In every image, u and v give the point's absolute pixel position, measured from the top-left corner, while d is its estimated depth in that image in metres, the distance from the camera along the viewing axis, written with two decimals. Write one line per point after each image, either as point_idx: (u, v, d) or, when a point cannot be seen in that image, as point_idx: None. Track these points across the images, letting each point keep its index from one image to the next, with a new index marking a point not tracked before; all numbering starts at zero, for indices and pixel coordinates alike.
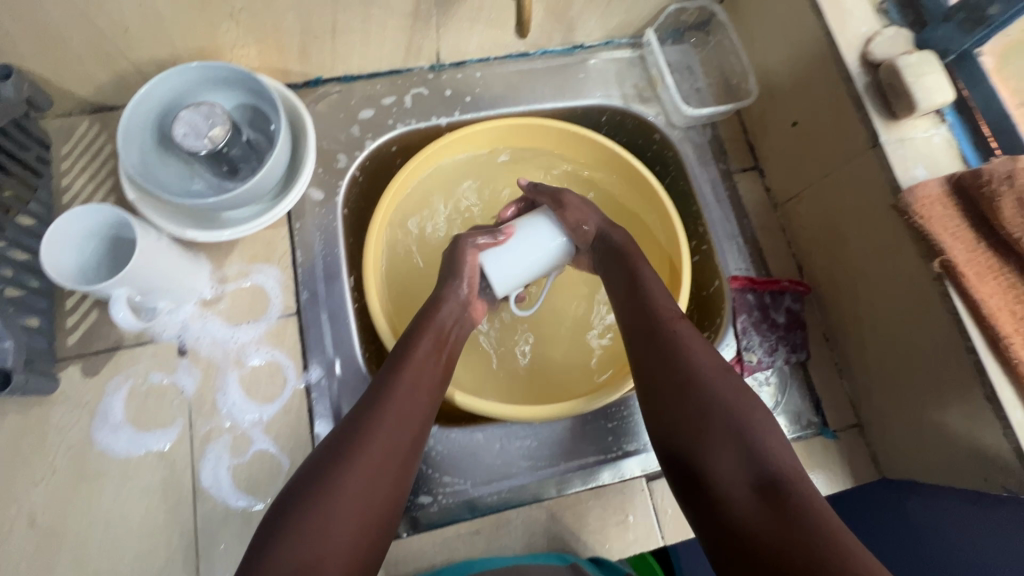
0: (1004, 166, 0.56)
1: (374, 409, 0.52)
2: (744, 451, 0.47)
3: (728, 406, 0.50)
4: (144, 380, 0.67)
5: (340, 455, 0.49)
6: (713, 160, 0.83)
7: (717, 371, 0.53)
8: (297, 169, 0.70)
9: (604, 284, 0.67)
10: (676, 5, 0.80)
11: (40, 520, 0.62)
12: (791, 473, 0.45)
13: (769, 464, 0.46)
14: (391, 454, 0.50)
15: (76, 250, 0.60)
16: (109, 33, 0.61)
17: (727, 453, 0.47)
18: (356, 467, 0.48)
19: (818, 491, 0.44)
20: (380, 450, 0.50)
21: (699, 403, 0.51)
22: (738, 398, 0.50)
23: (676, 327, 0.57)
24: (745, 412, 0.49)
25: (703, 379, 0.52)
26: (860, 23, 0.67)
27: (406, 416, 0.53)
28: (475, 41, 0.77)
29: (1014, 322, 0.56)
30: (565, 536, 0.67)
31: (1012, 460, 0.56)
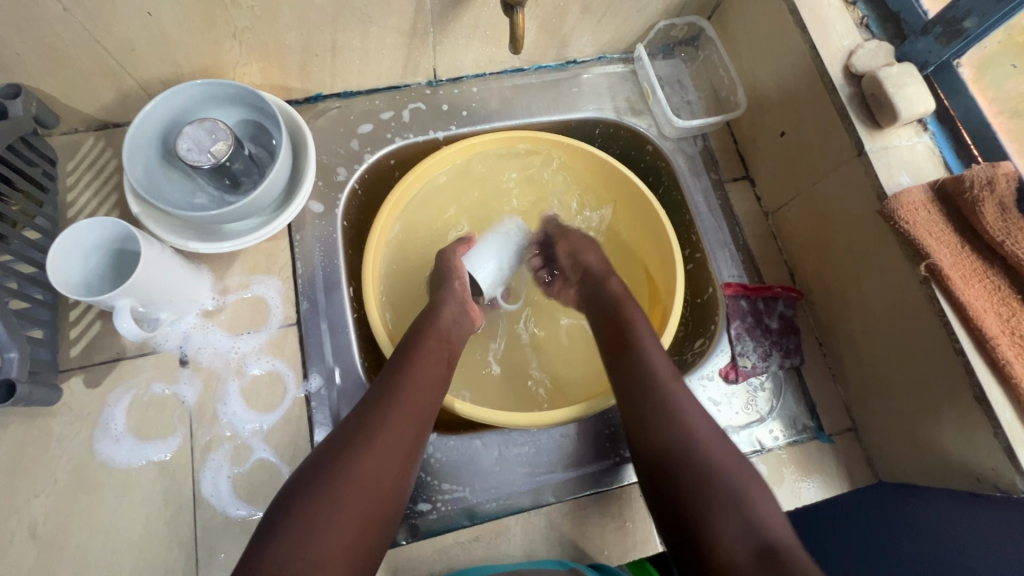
0: (985, 172, 0.58)
1: (374, 414, 0.54)
2: (746, 522, 0.48)
3: (730, 475, 0.51)
4: (146, 391, 0.67)
5: (339, 455, 0.50)
6: (705, 171, 0.85)
7: (717, 440, 0.55)
8: (297, 183, 0.71)
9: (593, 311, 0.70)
10: (665, 22, 0.83)
11: (40, 531, 0.62)
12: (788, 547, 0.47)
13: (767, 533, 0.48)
14: (389, 459, 0.52)
15: (82, 263, 0.62)
16: (115, 52, 0.63)
17: (732, 522, 0.48)
18: (355, 470, 0.49)
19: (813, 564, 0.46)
20: (380, 454, 0.51)
21: (704, 467, 0.52)
22: (737, 467, 0.53)
23: (675, 388, 0.59)
24: (744, 480, 0.51)
25: (705, 446, 0.54)
26: (842, 38, 0.69)
27: (405, 421, 0.54)
28: (470, 57, 0.79)
29: (1000, 324, 0.57)
30: (564, 542, 0.67)
31: (1001, 459, 0.56)
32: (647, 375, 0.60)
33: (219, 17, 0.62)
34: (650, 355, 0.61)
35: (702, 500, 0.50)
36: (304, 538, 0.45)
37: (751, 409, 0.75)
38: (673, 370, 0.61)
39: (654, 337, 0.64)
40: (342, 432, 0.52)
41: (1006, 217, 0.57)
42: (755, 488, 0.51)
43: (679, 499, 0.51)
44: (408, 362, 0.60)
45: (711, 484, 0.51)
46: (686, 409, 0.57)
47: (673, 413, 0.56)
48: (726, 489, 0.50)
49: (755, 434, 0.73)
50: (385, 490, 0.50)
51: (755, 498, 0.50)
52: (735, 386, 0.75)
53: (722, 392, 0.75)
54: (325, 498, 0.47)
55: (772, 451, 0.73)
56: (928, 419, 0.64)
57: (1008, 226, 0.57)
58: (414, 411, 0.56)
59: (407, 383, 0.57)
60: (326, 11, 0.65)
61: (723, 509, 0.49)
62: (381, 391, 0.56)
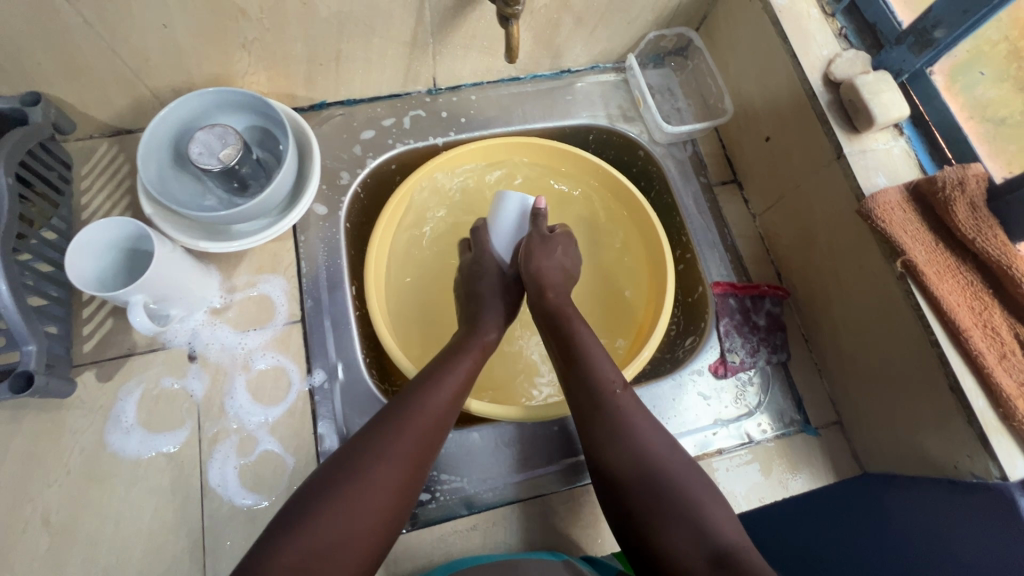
0: (955, 173, 0.61)
1: (402, 419, 0.57)
2: (700, 534, 0.52)
3: (683, 486, 0.55)
4: (156, 385, 0.70)
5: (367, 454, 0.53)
6: (694, 175, 0.88)
7: (670, 453, 0.58)
8: (302, 186, 0.74)
9: (545, 327, 0.70)
10: (655, 33, 0.87)
11: (53, 519, 0.64)
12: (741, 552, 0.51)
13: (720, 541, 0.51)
14: (411, 464, 0.55)
15: (98, 260, 0.65)
16: (131, 62, 0.66)
17: (685, 532, 0.52)
18: (380, 471, 0.53)
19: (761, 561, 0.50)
20: (405, 459, 0.54)
21: (656, 482, 0.55)
22: (694, 479, 0.56)
23: (623, 403, 0.61)
24: (699, 492, 0.55)
25: (659, 454, 0.57)
26: (821, 48, 0.73)
27: (427, 424, 0.58)
28: (468, 67, 0.83)
29: (972, 316, 0.60)
30: (558, 531, 0.69)
31: (976, 447, 0.59)
32: (595, 391, 0.61)
33: (230, 28, 0.65)
34: (596, 369, 0.63)
35: (656, 515, 0.53)
36: (327, 530, 0.48)
37: (740, 403, 0.77)
38: (620, 381, 0.63)
39: (599, 347, 0.66)
40: (370, 432, 0.56)
41: (976, 215, 0.61)
42: (707, 495, 0.55)
43: (635, 512, 0.55)
44: (438, 373, 0.63)
45: (665, 498, 0.54)
46: (637, 423, 0.59)
47: (623, 428, 0.59)
48: (678, 502, 0.54)
49: (744, 427, 0.76)
50: (403, 492, 0.54)
51: (707, 505, 0.54)
52: (724, 380, 0.78)
53: (712, 387, 0.77)
54: (349, 494, 0.51)
55: (760, 443, 0.75)
56: (908, 410, 0.67)
57: (978, 224, 0.60)
58: (438, 419, 0.59)
59: (437, 393, 0.60)
60: (331, 23, 0.68)
61: (676, 521, 0.53)
62: (411, 397, 0.59)
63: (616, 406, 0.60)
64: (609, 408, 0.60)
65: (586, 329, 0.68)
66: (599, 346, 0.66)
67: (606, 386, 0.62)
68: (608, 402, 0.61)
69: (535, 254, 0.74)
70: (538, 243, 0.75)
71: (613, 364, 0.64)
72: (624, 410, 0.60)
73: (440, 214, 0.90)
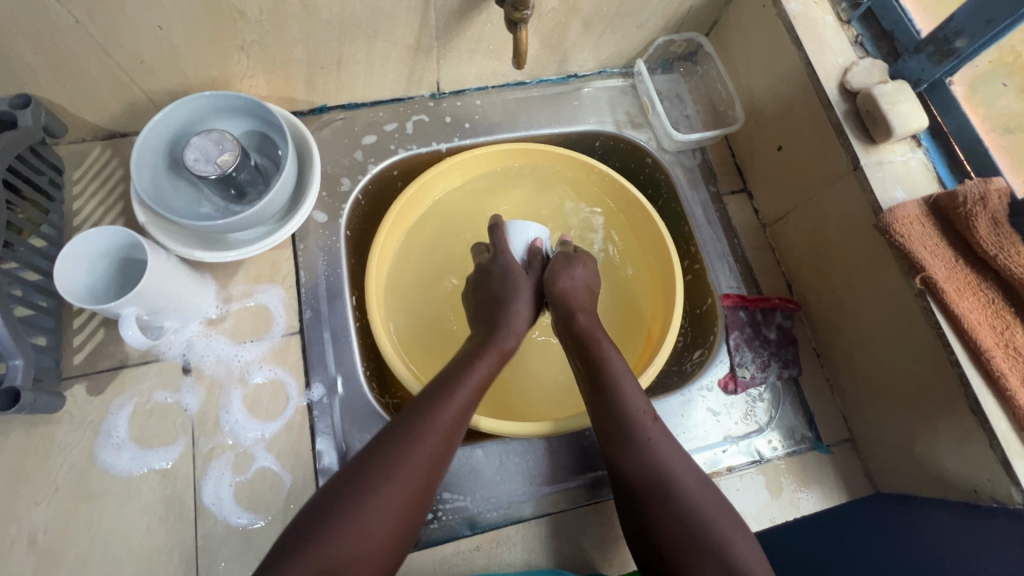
0: (978, 188, 0.59)
1: (415, 431, 0.54)
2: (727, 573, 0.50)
3: (710, 521, 0.53)
4: (149, 399, 0.68)
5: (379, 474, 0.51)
6: (703, 183, 0.87)
7: (700, 488, 0.56)
8: (302, 194, 0.72)
9: (570, 353, 0.68)
10: (665, 38, 0.85)
11: (40, 540, 0.62)
12: None
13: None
14: (423, 480, 0.53)
15: (87, 270, 0.62)
16: (125, 64, 0.64)
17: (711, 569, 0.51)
18: (393, 490, 0.50)
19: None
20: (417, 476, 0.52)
21: (683, 517, 0.54)
22: (721, 512, 0.54)
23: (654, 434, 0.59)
24: (726, 528, 0.53)
25: (692, 488, 0.56)
26: (837, 55, 0.71)
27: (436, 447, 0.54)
28: (474, 71, 0.81)
29: (994, 336, 0.58)
30: (562, 553, 0.67)
31: (999, 472, 0.57)
32: (621, 418, 0.59)
33: (228, 30, 0.63)
34: (623, 396, 0.60)
35: (683, 551, 0.52)
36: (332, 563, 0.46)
37: (750, 420, 0.75)
38: (651, 411, 0.60)
39: (627, 373, 0.63)
40: (381, 447, 0.53)
41: (999, 231, 0.59)
42: (733, 528, 0.53)
43: (660, 545, 0.53)
44: (455, 382, 0.59)
45: (692, 533, 0.53)
46: (667, 457, 0.57)
47: (649, 461, 0.57)
48: (705, 540, 0.52)
49: (754, 444, 0.74)
50: (413, 511, 0.52)
51: (734, 540, 0.52)
52: (733, 396, 0.76)
53: (721, 403, 0.75)
54: (361, 515, 0.49)
55: (771, 461, 0.73)
56: (925, 431, 0.65)
57: (1000, 240, 0.59)
58: (452, 433, 0.56)
59: (448, 408, 0.56)
60: (332, 25, 0.66)
61: (702, 557, 0.51)
62: (425, 408, 0.56)
63: (646, 439, 0.58)
64: (638, 440, 0.58)
65: (614, 352, 0.65)
66: (626, 369, 0.63)
67: (637, 417, 0.59)
68: (637, 433, 0.58)
69: (557, 275, 0.73)
70: (562, 262, 0.75)
71: (642, 394, 0.62)
72: (652, 441, 0.58)
73: (444, 222, 0.88)
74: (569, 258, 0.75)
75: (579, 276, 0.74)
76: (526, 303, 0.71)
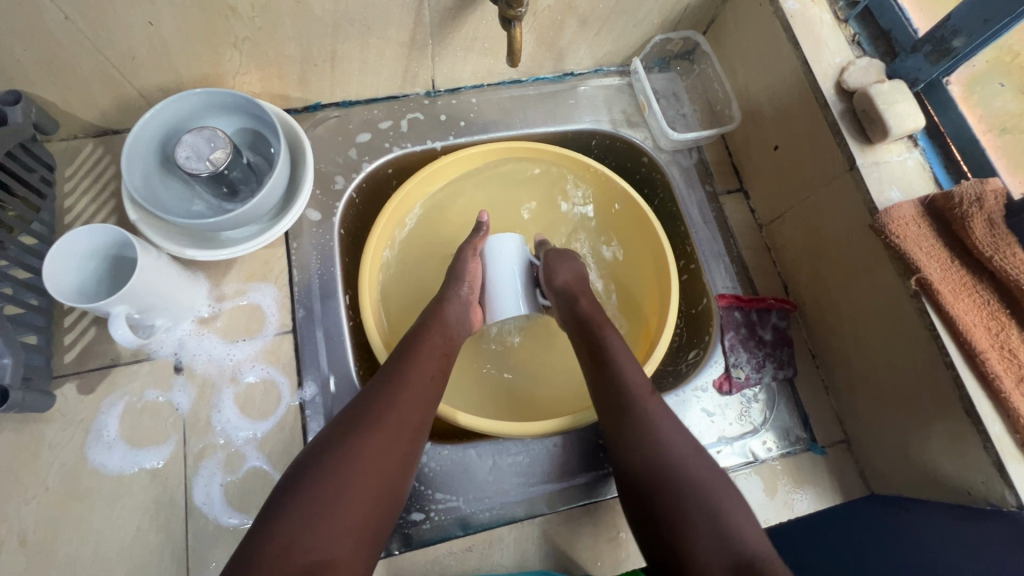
0: (973, 189, 0.59)
1: (380, 399, 0.53)
2: (726, 535, 0.48)
3: (706, 484, 0.52)
4: (140, 398, 0.67)
5: (347, 438, 0.49)
6: (700, 183, 0.86)
7: (694, 454, 0.55)
8: (295, 192, 0.72)
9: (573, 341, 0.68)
10: (662, 35, 0.84)
11: (29, 539, 0.61)
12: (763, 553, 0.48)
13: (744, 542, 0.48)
14: (396, 439, 0.51)
15: (77, 268, 0.62)
16: (116, 61, 0.63)
17: (709, 535, 0.49)
18: (362, 451, 0.49)
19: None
20: (387, 439, 0.50)
21: (679, 481, 0.52)
22: (716, 477, 0.53)
23: (653, 407, 0.58)
24: (721, 491, 0.52)
25: (688, 454, 0.54)
26: (834, 54, 0.71)
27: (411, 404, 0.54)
28: (469, 69, 0.80)
29: (988, 338, 0.58)
30: (555, 555, 0.67)
31: (993, 475, 0.57)
32: (623, 392, 0.59)
33: (221, 26, 0.62)
34: (623, 372, 0.61)
35: (680, 515, 0.50)
36: (317, 513, 0.45)
37: (745, 421, 0.75)
38: (649, 387, 0.60)
39: (628, 353, 0.64)
40: (347, 416, 0.52)
41: (994, 232, 0.58)
42: (730, 495, 0.52)
43: (657, 515, 0.51)
44: (416, 354, 0.59)
45: (684, 497, 0.51)
46: (665, 425, 0.57)
47: (645, 432, 0.56)
48: (701, 502, 0.51)
49: (748, 445, 0.74)
50: (389, 478, 0.49)
51: (730, 508, 0.50)
52: (728, 397, 0.75)
53: (716, 403, 0.75)
54: (333, 480, 0.46)
55: (765, 462, 0.73)
56: (920, 433, 0.65)
57: (996, 241, 0.58)
58: (419, 398, 0.55)
59: (418, 367, 0.57)
60: (326, 22, 0.65)
61: (699, 524, 0.49)
62: (387, 378, 0.55)
63: (644, 410, 0.58)
64: (636, 410, 0.58)
65: (615, 334, 0.66)
66: (627, 351, 0.64)
67: (637, 392, 0.59)
68: (635, 405, 0.58)
69: (555, 271, 0.74)
70: (556, 257, 0.75)
71: (641, 371, 0.62)
72: (651, 412, 0.58)
73: (440, 220, 0.88)
74: (560, 254, 0.76)
75: (572, 271, 0.73)
76: (472, 284, 0.72)
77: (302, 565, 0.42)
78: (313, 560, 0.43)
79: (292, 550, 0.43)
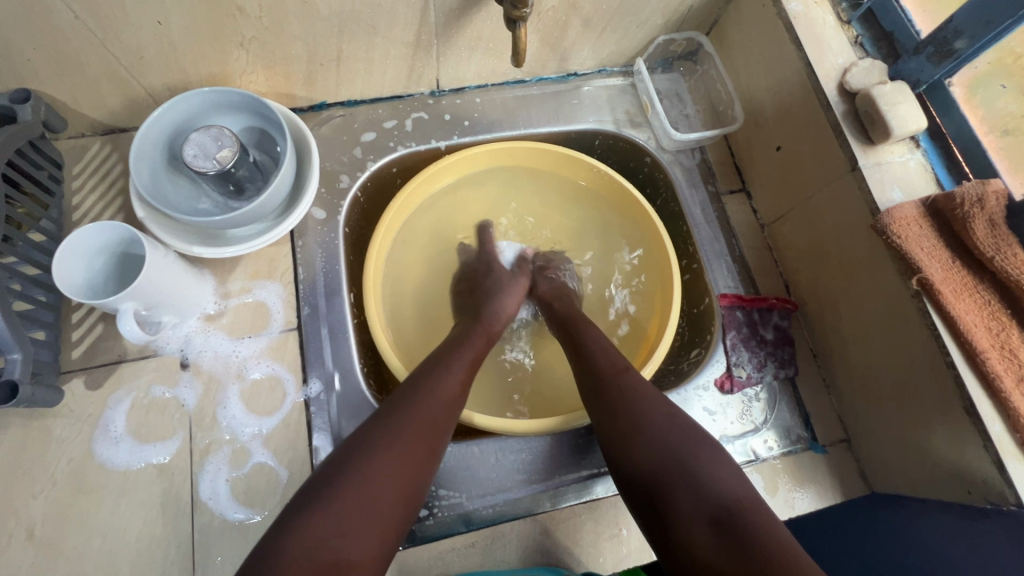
0: (974, 190, 0.59)
1: (407, 403, 0.54)
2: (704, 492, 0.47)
3: (682, 442, 0.51)
4: (146, 394, 0.68)
5: (376, 439, 0.49)
6: (702, 183, 0.87)
7: (667, 416, 0.54)
8: (301, 190, 0.72)
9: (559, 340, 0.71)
10: (665, 36, 0.85)
11: (38, 532, 0.62)
12: (748, 506, 0.46)
13: (722, 496, 0.47)
14: (420, 438, 0.51)
15: (86, 264, 0.63)
16: (124, 59, 0.64)
17: (686, 490, 0.48)
18: (391, 452, 0.49)
19: (773, 523, 0.45)
20: (415, 442, 0.51)
21: (655, 444, 0.51)
22: (692, 436, 0.52)
23: (627, 381, 0.58)
24: (698, 448, 0.51)
25: (661, 420, 0.54)
26: (837, 56, 0.71)
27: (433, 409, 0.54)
28: (473, 69, 0.81)
29: (989, 337, 0.58)
30: (557, 551, 0.67)
31: (992, 474, 0.57)
32: (601, 372, 0.60)
33: (228, 26, 0.63)
34: (599, 357, 0.62)
35: (659, 477, 0.49)
36: (343, 512, 0.44)
37: (746, 419, 0.75)
38: (625, 365, 0.61)
39: (606, 340, 0.66)
40: (375, 418, 0.52)
41: (996, 233, 0.59)
42: (705, 448, 0.51)
43: (638, 477, 0.51)
44: (444, 364, 0.60)
45: (660, 457, 0.50)
46: (642, 395, 0.57)
47: (624, 404, 0.56)
48: (677, 461, 0.50)
49: (750, 444, 0.74)
50: (414, 481, 0.49)
51: (706, 460, 0.50)
52: (730, 396, 0.76)
53: (717, 402, 0.76)
54: (360, 478, 0.46)
55: (767, 460, 0.74)
56: (919, 432, 0.65)
57: (997, 242, 0.58)
58: (446, 403, 0.56)
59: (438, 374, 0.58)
60: (332, 22, 0.66)
61: (676, 480, 0.48)
62: (414, 385, 0.56)
63: (619, 385, 0.58)
64: (612, 387, 0.58)
65: (592, 330, 0.68)
66: (604, 341, 0.66)
67: (614, 370, 0.60)
68: (612, 384, 0.58)
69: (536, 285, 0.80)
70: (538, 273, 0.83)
71: (617, 352, 0.63)
72: (626, 386, 0.58)
73: (442, 222, 0.88)
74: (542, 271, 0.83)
75: (551, 286, 0.80)
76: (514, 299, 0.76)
77: (330, 561, 0.42)
78: (340, 557, 0.42)
79: (323, 545, 0.42)
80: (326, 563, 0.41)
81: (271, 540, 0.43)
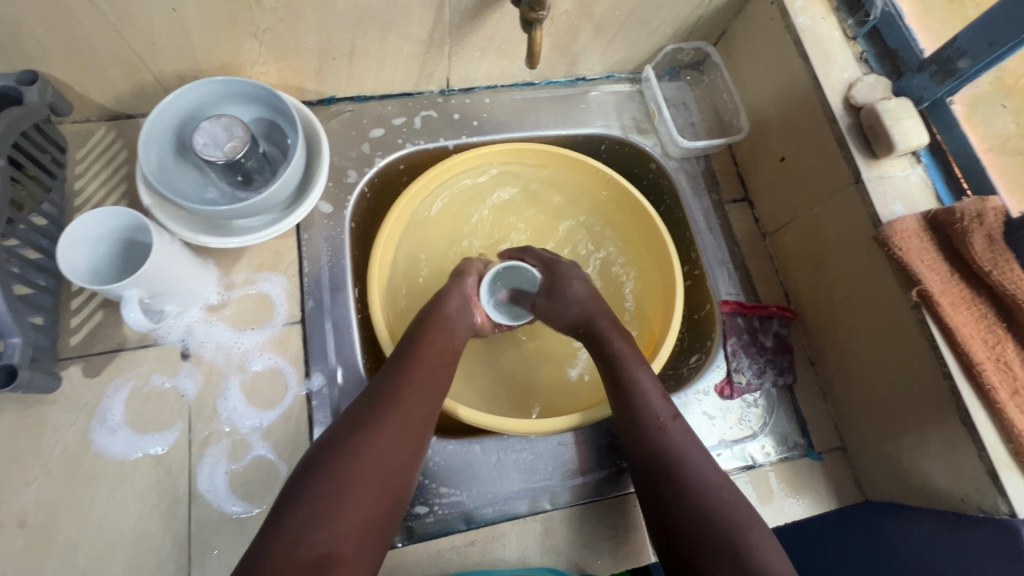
0: (973, 206, 0.61)
1: (386, 399, 0.54)
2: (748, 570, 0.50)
3: (727, 516, 0.54)
4: (145, 382, 0.67)
5: (355, 439, 0.50)
6: (706, 191, 0.88)
7: (715, 487, 0.56)
8: (310, 182, 0.72)
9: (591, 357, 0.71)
10: (673, 45, 0.86)
11: (30, 521, 0.61)
12: None
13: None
14: (400, 444, 0.52)
15: (90, 250, 0.62)
16: (136, 45, 0.63)
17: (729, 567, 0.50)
18: (370, 451, 0.49)
19: None
20: (392, 437, 0.51)
21: (703, 517, 0.54)
22: (737, 511, 0.54)
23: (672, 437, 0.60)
24: (742, 522, 0.53)
25: (709, 489, 0.56)
26: (843, 70, 0.73)
27: (414, 404, 0.55)
28: (483, 69, 0.81)
29: (986, 350, 0.60)
30: (556, 550, 0.68)
31: (984, 481, 0.59)
32: (643, 421, 0.62)
33: (244, 17, 0.63)
34: (645, 399, 0.63)
35: (705, 548, 0.52)
36: (318, 516, 0.44)
37: (744, 425, 0.76)
38: (670, 413, 0.62)
39: (647, 372, 0.66)
40: (352, 416, 0.52)
41: (993, 248, 0.60)
42: (753, 532, 0.53)
43: (683, 548, 0.53)
44: (415, 353, 0.60)
45: (707, 529, 0.53)
46: (687, 456, 0.59)
47: (677, 468, 0.58)
48: (724, 536, 0.52)
49: (747, 449, 0.75)
50: (395, 483, 0.50)
51: (749, 540, 0.52)
52: (729, 402, 0.77)
53: (717, 407, 0.76)
54: (341, 481, 0.47)
55: (763, 467, 0.75)
56: (918, 445, 0.66)
57: (995, 257, 0.60)
58: (426, 402, 0.56)
59: (419, 365, 0.58)
60: (346, 17, 0.66)
61: (721, 556, 0.51)
62: (392, 375, 0.56)
63: (664, 444, 0.60)
64: (654, 447, 0.60)
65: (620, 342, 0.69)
66: (650, 375, 0.65)
67: (657, 419, 0.61)
68: (654, 441, 0.60)
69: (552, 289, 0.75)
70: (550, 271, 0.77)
71: (661, 394, 0.64)
72: (670, 445, 0.60)
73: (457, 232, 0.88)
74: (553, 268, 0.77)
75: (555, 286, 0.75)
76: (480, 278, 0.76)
77: (309, 559, 0.42)
78: (320, 553, 0.43)
79: (300, 544, 0.43)
80: (306, 558, 0.42)
81: (254, 551, 0.43)
